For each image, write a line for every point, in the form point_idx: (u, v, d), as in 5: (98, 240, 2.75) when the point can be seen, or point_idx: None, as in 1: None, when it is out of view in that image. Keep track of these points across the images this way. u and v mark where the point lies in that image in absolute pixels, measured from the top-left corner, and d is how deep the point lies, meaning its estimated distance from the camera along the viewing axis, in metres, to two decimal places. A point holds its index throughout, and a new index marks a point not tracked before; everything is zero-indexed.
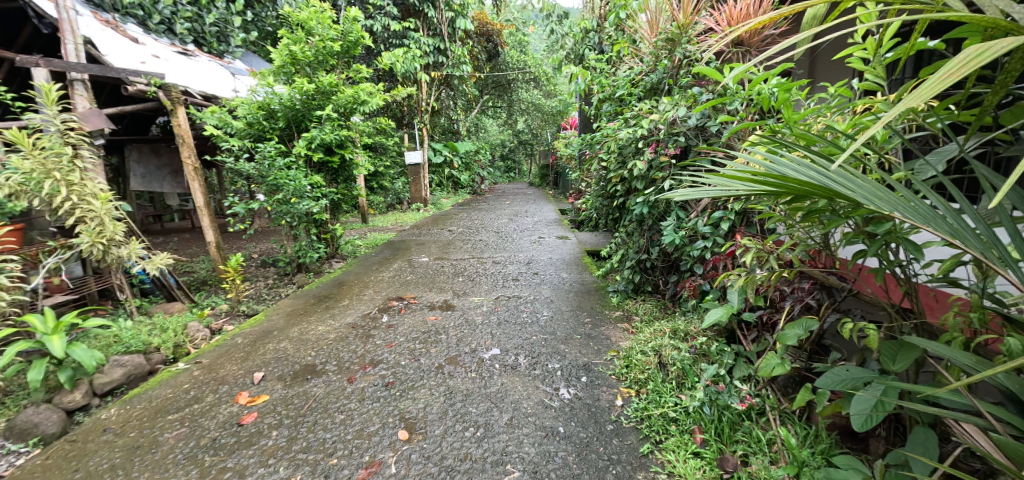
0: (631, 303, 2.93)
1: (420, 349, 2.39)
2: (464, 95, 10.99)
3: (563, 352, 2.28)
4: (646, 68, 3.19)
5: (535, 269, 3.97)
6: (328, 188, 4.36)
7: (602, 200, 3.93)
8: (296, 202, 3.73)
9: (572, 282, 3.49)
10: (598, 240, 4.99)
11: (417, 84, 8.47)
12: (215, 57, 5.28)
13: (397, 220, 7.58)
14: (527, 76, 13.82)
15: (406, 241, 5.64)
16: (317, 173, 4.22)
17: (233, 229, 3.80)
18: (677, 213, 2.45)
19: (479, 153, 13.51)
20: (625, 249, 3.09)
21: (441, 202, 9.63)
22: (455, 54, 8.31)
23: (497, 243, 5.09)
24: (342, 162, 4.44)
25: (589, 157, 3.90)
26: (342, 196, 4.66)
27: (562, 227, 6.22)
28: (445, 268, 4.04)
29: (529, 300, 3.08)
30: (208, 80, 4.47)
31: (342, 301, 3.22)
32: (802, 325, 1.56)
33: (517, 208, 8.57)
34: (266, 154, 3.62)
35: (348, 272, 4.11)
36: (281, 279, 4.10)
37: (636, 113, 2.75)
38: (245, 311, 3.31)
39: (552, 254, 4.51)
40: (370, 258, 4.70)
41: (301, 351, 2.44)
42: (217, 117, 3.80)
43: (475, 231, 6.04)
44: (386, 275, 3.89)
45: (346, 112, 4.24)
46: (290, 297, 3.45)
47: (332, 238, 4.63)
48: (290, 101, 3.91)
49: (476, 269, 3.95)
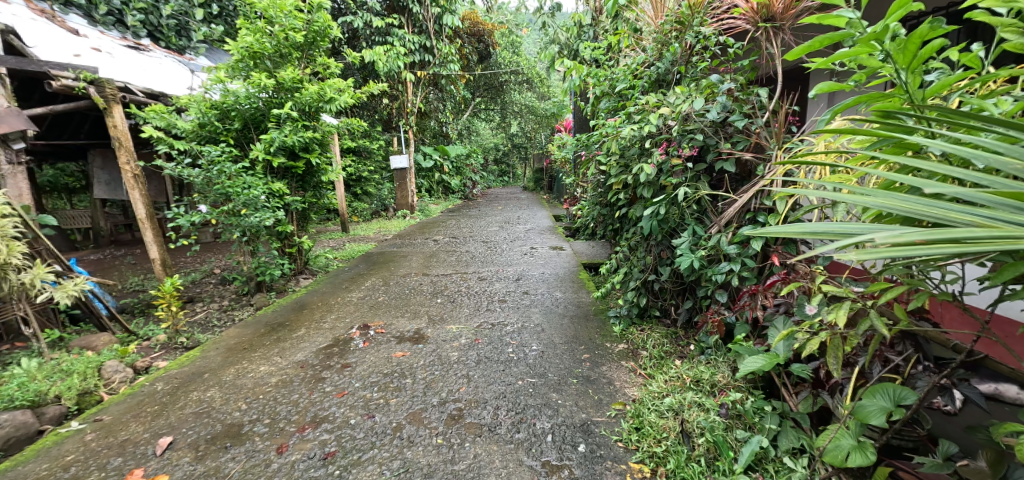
0: (637, 332, 2.48)
1: (378, 400, 1.92)
2: (455, 97, 10.54)
3: (556, 404, 1.82)
4: (651, 57, 2.75)
5: (524, 286, 3.50)
6: (295, 196, 3.88)
7: (600, 209, 3.48)
8: (247, 214, 3.22)
9: (567, 304, 3.03)
10: (596, 251, 4.53)
11: (402, 85, 8.01)
12: (173, 52, 4.81)
13: (381, 229, 7.10)
14: (520, 78, 13.40)
15: (385, 252, 5.16)
16: (280, 180, 3.74)
17: (178, 244, 3.32)
18: (695, 228, 2.02)
19: (470, 157, 13.05)
20: (629, 267, 2.64)
21: (430, 209, 9.14)
22: (442, 53, 7.86)
23: (484, 255, 4.62)
24: (309, 167, 3.95)
25: (586, 160, 3.46)
26: (312, 205, 4.18)
27: (556, 236, 5.77)
28: (423, 287, 3.55)
29: (517, 330, 2.60)
30: (160, 76, 3.99)
31: (297, 331, 2.73)
32: (887, 394, 1.14)
33: (510, 214, 8.10)
34: (212, 158, 3.12)
35: (314, 291, 3.62)
36: (238, 301, 3.62)
37: (641, 107, 2.31)
38: (185, 343, 2.83)
39: (543, 268, 4.03)
40: (343, 274, 4.22)
41: (230, 404, 1.96)
42: (160, 117, 3.32)
43: (462, 241, 5.57)
44: (355, 296, 3.41)
45: (313, 112, 3.78)
46: (239, 325, 2.96)
47: (299, 252, 4.14)
48: (246, 99, 3.44)
49: (458, 288, 3.49)
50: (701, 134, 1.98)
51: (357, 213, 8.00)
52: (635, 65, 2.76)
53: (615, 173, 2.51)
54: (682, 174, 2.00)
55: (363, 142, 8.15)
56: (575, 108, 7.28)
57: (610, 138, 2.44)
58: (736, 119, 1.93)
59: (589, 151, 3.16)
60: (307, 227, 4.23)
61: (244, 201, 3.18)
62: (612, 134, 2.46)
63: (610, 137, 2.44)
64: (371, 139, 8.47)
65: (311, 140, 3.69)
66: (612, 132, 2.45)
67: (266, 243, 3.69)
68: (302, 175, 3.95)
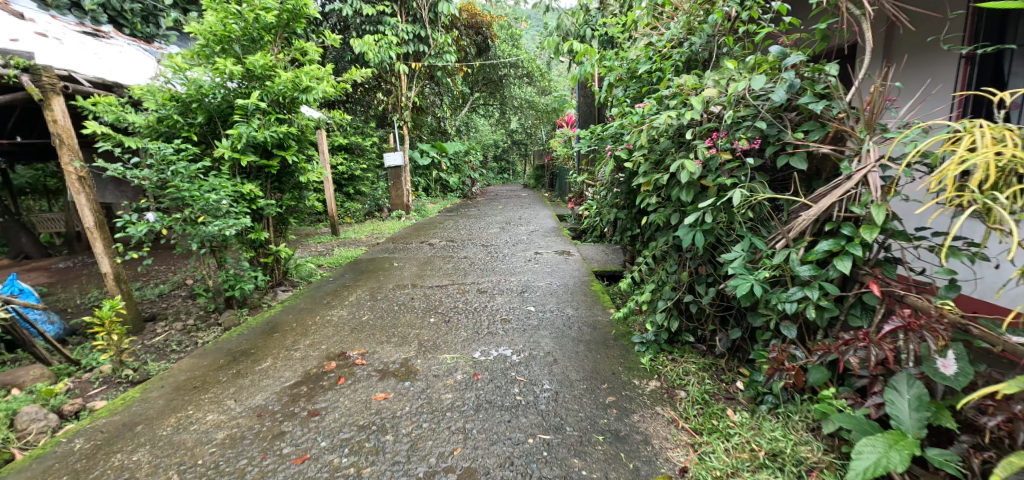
0: (670, 364, 2.07)
1: (348, 469, 1.49)
2: (452, 91, 10.06)
3: (578, 476, 1.40)
4: (682, 32, 2.30)
5: (529, 300, 3.05)
6: (268, 199, 3.43)
7: (618, 212, 3.04)
8: (204, 222, 2.75)
9: (581, 324, 2.59)
10: (607, 257, 4.09)
11: (396, 77, 7.54)
12: (138, 40, 4.34)
13: (374, 231, 6.66)
14: (520, 72, 12.90)
15: (375, 258, 4.70)
16: (251, 181, 3.29)
17: (130, 258, 2.86)
18: (754, 242, 1.58)
19: (469, 154, 12.58)
20: (658, 284, 2.22)
21: (428, 209, 8.67)
22: (438, 43, 7.37)
23: (484, 261, 4.17)
24: (285, 167, 3.49)
25: (600, 156, 3.01)
26: (290, 209, 3.73)
27: (563, 238, 5.32)
28: (415, 303, 3.12)
29: (524, 361, 2.17)
30: (117, 63, 3.53)
31: (262, 362, 2.30)
32: None
33: (512, 215, 7.64)
34: (161, 155, 2.65)
35: (291, 307, 3.18)
36: (205, 320, 3.19)
37: (675, 90, 1.87)
38: (131, 377, 2.39)
39: (550, 277, 3.59)
40: (327, 285, 3.78)
41: (158, 475, 1.52)
42: (107, 109, 2.87)
43: (461, 244, 5.14)
44: (336, 314, 2.98)
45: (287, 103, 3.32)
46: (199, 352, 2.53)
47: (277, 262, 3.70)
48: (209, 89, 3.00)
49: (454, 303, 3.05)
50: (762, 122, 1.54)
51: (349, 214, 7.55)
52: (661, 42, 2.32)
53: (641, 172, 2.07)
54: (733, 166, 1.61)
55: (355, 139, 7.68)
56: (580, 101, 6.81)
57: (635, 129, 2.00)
58: (808, 101, 1.49)
59: (603, 146, 2.72)
60: (286, 233, 3.78)
61: (203, 207, 2.72)
62: (637, 125, 2.02)
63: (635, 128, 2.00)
64: (364, 136, 8.01)
65: (284, 136, 3.23)
66: (638, 122, 2.01)
67: (235, 253, 3.24)
68: (277, 175, 3.50)
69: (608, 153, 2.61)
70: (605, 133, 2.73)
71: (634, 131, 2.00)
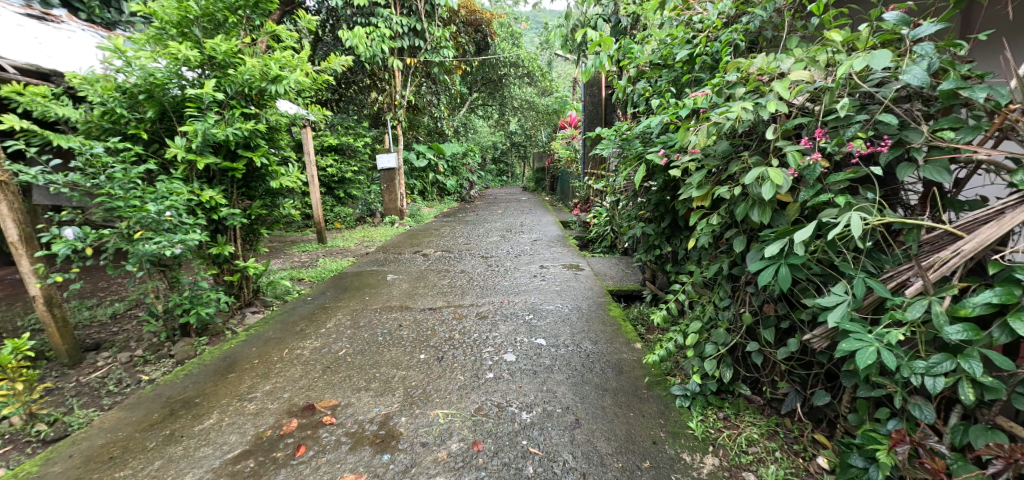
0: (726, 429, 1.62)
1: None
2: (449, 89, 9.60)
3: None
4: (735, 7, 1.84)
5: (537, 328, 2.57)
6: (234, 208, 2.95)
7: (644, 226, 2.57)
8: (142, 238, 2.26)
9: (603, 365, 2.12)
10: (623, 272, 3.65)
11: (390, 74, 7.05)
12: (96, 26, 3.86)
13: (364, 239, 6.18)
14: (520, 71, 12.46)
15: (363, 271, 4.21)
16: (212, 187, 2.81)
17: (58, 280, 2.37)
18: (870, 286, 1.13)
19: (467, 156, 12.12)
20: (706, 323, 1.77)
21: (423, 213, 8.20)
22: (435, 38, 6.88)
23: (484, 278, 3.69)
24: (255, 170, 3.02)
25: (622, 161, 2.56)
26: (262, 218, 3.25)
27: (569, 248, 4.87)
28: (403, 332, 2.63)
29: (538, 422, 1.70)
30: (62, 46, 3.05)
31: (204, 421, 1.82)
32: None
33: (512, 220, 7.20)
34: (91, 157, 2.18)
35: (255, 337, 2.69)
36: (156, 351, 2.71)
37: (740, 76, 1.42)
38: (44, 436, 1.91)
39: (561, 298, 3.10)
40: (305, 304, 3.31)
41: None
42: (31, 101, 2.39)
43: (458, 255, 4.67)
44: (307, 347, 2.49)
45: (254, 95, 2.83)
46: (133, 401, 2.05)
47: (247, 279, 3.23)
48: (160, 79, 2.53)
49: (448, 333, 2.58)
50: (889, 117, 1.10)
51: (339, 219, 7.08)
52: (708, 20, 1.86)
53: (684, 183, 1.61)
54: (847, 175, 1.14)
55: (346, 139, 7.21)
56: (587, 100, 6.35)
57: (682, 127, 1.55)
58: (958, 86, 1.05)
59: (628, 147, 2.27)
60: (258, 246, 3.29)
61: (143, 221, 2.24)
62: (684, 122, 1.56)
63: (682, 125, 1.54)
64: (356, 136, 7.55)
65: (250, 134, 2.75)
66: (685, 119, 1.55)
67: (192, 272, 2.75)
68: (244, 179, 3.01)
69: (635, 157, 2.15)
70: (632, 132, 2.27)
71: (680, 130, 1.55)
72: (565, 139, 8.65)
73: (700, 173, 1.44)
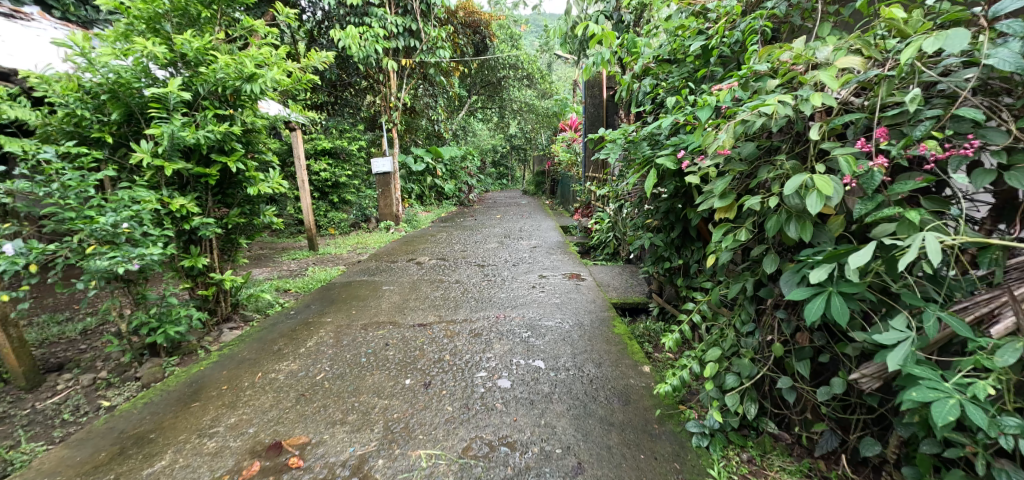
0: (752, 475, 1.40)
1: None
2: (447, 91, 9.40)
3: None
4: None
5: (536, 348, 2.35)
6: (208, 216, 2.73)
7: (652, 236, 2.35)
8: (97, 252, 2.05)
9: (608, 393, 1.90)
10: (628, 282, 3.43)
11: (385, 75, 6.84)
12: (70, 23, 3.66)
13: (358, 245, 5.96)
14: (519, 73, 12.27)
15: (352, 280, 3.97)
16: (183, 194, 2.60)
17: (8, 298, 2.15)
18: (944, 321, 0.91)
19: (465, 159, 11.91)
20: (726, 351, 1.55)
21: (420, 218, 8.00)
22: (430, 38, 6.67)
23: (479, 289, 3.46)
24: (231, 175, 2.80)
25: (627, 165, 2.34)
26: (241, 227, 3.03)
27: (570, 255, 4.65)
28: (389, 352, 2.41)
29: (534, 466, 1.48)
30: (25, 42, 2.84)
31: (155, 463, 1.60)
32: None
33: (511, 225, 6.99)
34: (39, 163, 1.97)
35: (227, 358, 2.46)
36: (121, 373, 2.49)
37: (770, 67, 1.21)
38: None
39: (562, 312, 2.87)
40: (287, 317, 3.09)
41: None
42: None
43: (453, 263, 4.46)
44: (282, 370, 2.26)
45: (229, 95, 2.62)
46: (81, 435, 1.83)
47: (225, 292, 3.01)
48: (127, 80, 2.32)
49: (438, 353, 2.36)
50: (973, 111, 0.88)
51: (333, 225, 6.87)
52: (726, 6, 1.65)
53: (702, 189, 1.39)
54: (917, 182, 0.92)
55: (340, 143, 7.01)
56: (587, 102, 6.15)
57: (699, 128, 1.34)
58: None
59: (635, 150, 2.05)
60: (237, 256, 3.07)
61: (97, 234, 2.03)
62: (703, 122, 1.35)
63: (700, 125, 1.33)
64: (351, 139, 7.35)
65: (223, 137, 2.54)
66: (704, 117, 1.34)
67: (161, 286, 2.54)
68: (219, 185, 2.79)
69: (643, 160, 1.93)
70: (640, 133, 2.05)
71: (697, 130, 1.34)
72: (565, 142, 8.43)
73: (725, 177, 1.21)
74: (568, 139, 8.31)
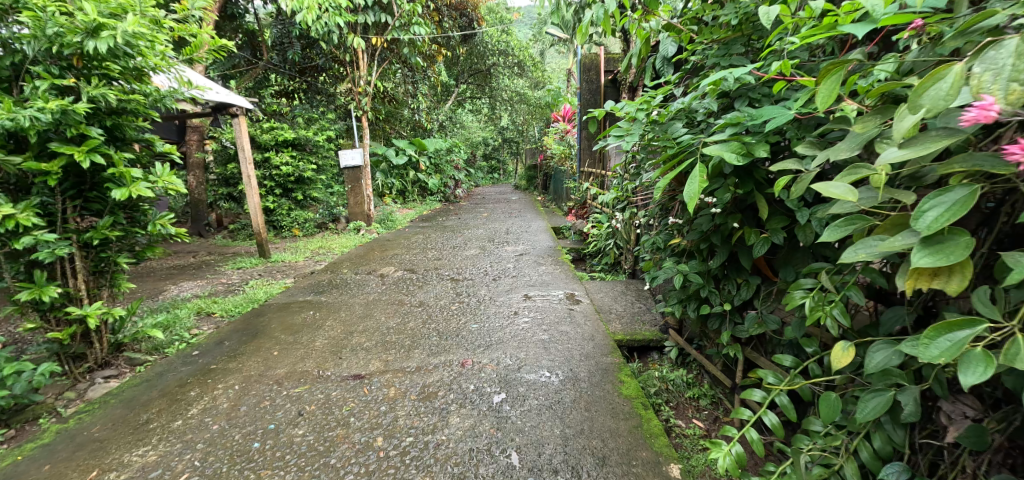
0: None
1: None
2: (430, 77, 8.63)
3: None
4: None
5: (510, 425, 1.62)
6: (59, 228, 1.96)
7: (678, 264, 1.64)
8: None
9: None
10: (635, 309, 2.72)
11: (353, 56, 6.03)
12: None
13: (320, 250, 5.18)
14: (510, 60, 11.45)
15: (293, 299, 3.20)
16: (14, 199, 1.83)
17: None
18: None
19: (452, 152, 11.09)
20: None
21: (397, 217, 7.21)
22: (404, 12, 5.84)
23: (446, 316, 2.71)
24: (91, 172, 2.03)
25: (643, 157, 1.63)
26: (122, 241, 2.26)
27: (563, 265, 3.93)
28: (299, 428, 1.66)
29: None
30: None
31: None
32: None
33: (498, 226, 6.23)
34: None
35: (65, 438, 1.71)
36: None
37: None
38: None
39: (549, 356, 2.13)
40: (188, 358, 2.33)
41: None
42: None
43: (423, 276, 3.72)
44: (129, 466, 1.52)
45: (74, 57, 1.85)
46: None
47: (101, 328, 2.24)
48: None
49: (367, 433, 1.60)
50: None
51: (297, 225, 6.11)
52: None
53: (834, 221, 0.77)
54: None
55: (305, 132, 6.22)
56: (582, 87, 5.40)
57: (827, 87, 0.74)
58: None
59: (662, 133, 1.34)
60: (119, 279, 2.30)
61: None
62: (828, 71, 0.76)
63: (833, 79, 0.73)
64: (318, 129, 6.56)
65: (62, 118, 1.78)
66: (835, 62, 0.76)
67: None
68: (76, 185, 2.02)
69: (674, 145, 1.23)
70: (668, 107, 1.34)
71: (824, 89, 0.73)
72: (558, 133, 7.68)
73: (970, 186, 0.65)
74: (560, 131, 7.57)
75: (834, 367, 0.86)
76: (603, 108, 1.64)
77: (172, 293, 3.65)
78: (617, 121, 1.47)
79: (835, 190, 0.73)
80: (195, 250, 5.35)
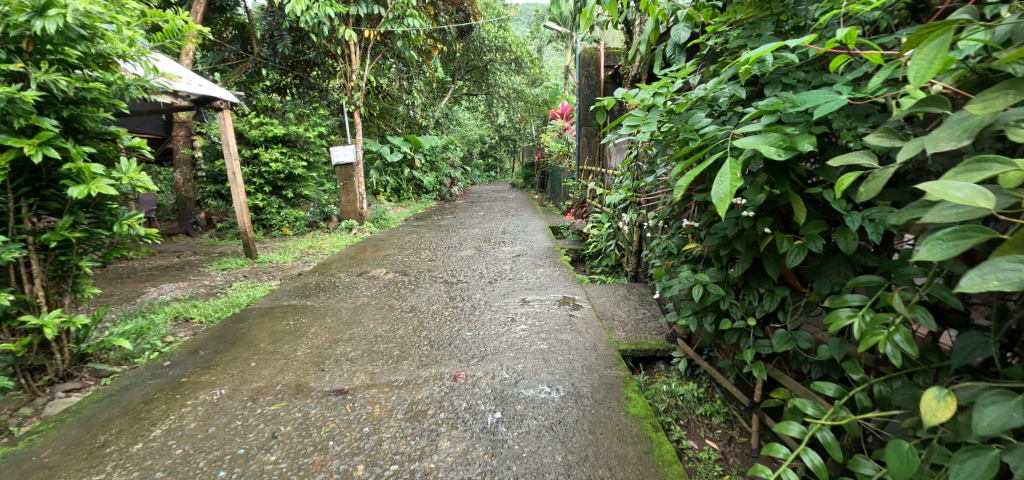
0: None
1: None
2: (425, 73, 8.43)
3: None
4: None
5: (506, 451, 1.46)
6: (8, 229, 1.78)
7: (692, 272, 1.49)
8: None
9: None
10: (639, 315, 2.57)
11: (345, 50, 5.85)
12: None
13: (310, 249, 4.99)
14: (507, 56, 11.27)
15: (276, 303, 3.02)
16: None
17: None
18: None
19: (449, 150, 10.91)
20: None
21: (392, 216, 7.03)
22: (398, 4, 5.66)
23: (439, 322, 2.54)
24: (45, 166, 1.85)
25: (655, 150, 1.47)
26: (85, 242, 2.08)
27: (562, 267, 3.78)
28: (272, 454, 1.49)
29: None
30: None
31: None
32: None
33: (494, 226, 6.06)
34: None
35: (11, 463, 1.53)
36: None
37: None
38: None
39: (549, 369, 1.97)
40: (158, 370, 2.15)
41: None
42: None
43: (416, 278, 3.55)
44: None
45: (24, 40, 1.68)
46: None
47: (62, 337, 2.07)
48: None
49: (346, 459, 1.44)
50: None
51: (287, 224, 5.91)
52: None
53: (942, 233, 0.64)
54: None
55: (296, 128, 6.03)
56: (581, 83, 5.24)
57: (932, 50, 0.65)
58: None
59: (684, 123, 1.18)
60: (83, 284, 2.12)
61: None
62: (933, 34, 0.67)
63: (943, 41, 0.64)
64: (309, 125, 6.37)
65: (9, 106, 1.61)
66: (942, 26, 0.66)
67: None
68: (28, 180, 1.84)
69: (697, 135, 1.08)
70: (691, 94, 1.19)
71: (930, 51, 0.64)
72: (557, 131, 7.52)
73: None
74: (558, 128, 7.41)
75: (929, 421, 0.72)
76: (615, 96, 1.48)
77: (151, 296, 3.46)
78: (631, 110, 1.32)
79: (958, 192, 0.61)
80: (180, 250, 5.16)
